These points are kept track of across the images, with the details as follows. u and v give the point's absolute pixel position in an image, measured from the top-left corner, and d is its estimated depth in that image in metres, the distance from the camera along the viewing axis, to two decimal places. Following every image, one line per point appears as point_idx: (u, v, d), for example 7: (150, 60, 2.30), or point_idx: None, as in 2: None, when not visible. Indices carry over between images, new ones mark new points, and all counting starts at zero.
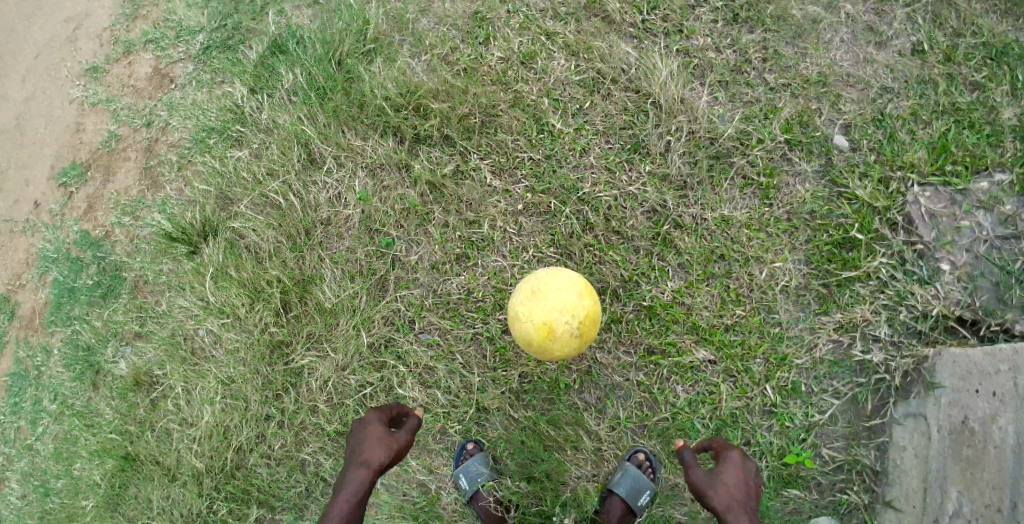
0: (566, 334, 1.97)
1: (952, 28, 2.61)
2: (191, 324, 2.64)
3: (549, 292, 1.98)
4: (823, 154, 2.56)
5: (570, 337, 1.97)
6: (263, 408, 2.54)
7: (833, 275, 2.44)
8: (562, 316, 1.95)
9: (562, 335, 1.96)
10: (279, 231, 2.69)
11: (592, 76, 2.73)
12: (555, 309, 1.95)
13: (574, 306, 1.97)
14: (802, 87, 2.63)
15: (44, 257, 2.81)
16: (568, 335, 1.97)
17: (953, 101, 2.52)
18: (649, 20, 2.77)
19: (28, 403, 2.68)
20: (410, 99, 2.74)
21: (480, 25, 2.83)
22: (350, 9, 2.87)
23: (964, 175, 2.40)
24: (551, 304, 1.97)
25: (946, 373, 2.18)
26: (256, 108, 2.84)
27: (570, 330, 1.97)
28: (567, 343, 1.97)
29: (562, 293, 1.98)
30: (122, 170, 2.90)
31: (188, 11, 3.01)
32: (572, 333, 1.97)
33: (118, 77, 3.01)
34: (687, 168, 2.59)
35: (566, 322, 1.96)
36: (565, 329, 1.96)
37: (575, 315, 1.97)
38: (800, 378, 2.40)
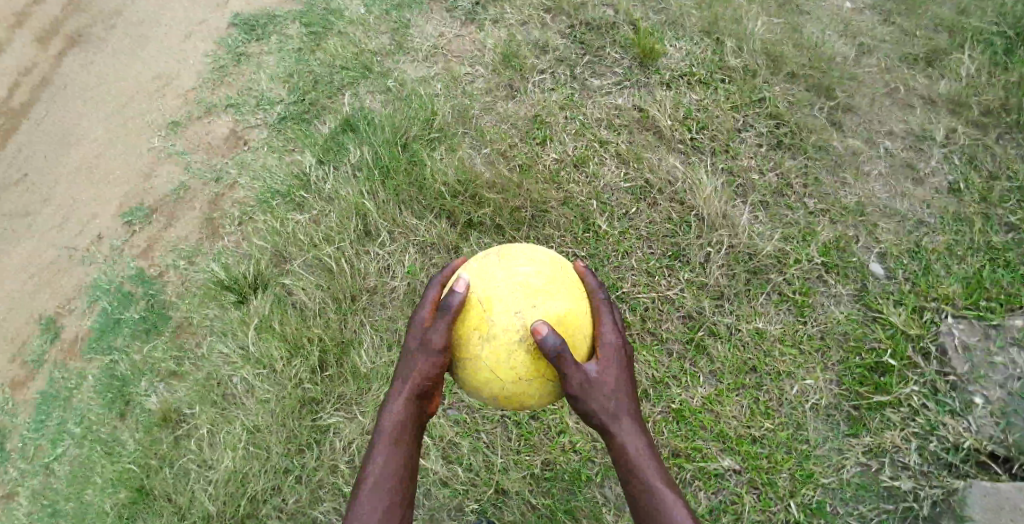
0: (511, 334, 1.78)
1: (988, 169, 2.77)
2: (227, 370, 2.70)
3: (510, 279, 1.84)
4: (858, 280, 2.65)
5: (514, 341, 1.78)
6: (283, 461, 2.54)
7: (864, 398, 2.45)
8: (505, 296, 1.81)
9: (500, 325, 1.78)
10: (326, 292, 2.80)
11: (640, 184, 2.89)
12: (502, 282, 1.84)
13: (527, 287, 1.83)
14: (841, 214, 2.76)
15: (96, 286, 2.94)
16: (511, 333, 1.77)
17: (988, 240, 2.63)
18: (697, 138, 2.97)
19: (53, 423, 2.69)
20: (467, 187, 2.92)
21: (539, 127, 3.06)
22: (421, 99, 3.13)
23: (998, 311, 2.46)
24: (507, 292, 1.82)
25: (978, 508, 2.17)
26: (321, 178, 3.04)
27: (521, 331, 1.78)
28: (502, 343, 1.78)
29: (522, 275, 1.86)
30: (186, 216, 3.09)
31: (271, 84, 3.31)
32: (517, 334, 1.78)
33: (196, 133, 3.27)
34: (724, 279, 2.68)
35: (514, 319, 1.79)
36: (511, 325, 1.78)
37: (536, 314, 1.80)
38: (826, 498, 2.35)
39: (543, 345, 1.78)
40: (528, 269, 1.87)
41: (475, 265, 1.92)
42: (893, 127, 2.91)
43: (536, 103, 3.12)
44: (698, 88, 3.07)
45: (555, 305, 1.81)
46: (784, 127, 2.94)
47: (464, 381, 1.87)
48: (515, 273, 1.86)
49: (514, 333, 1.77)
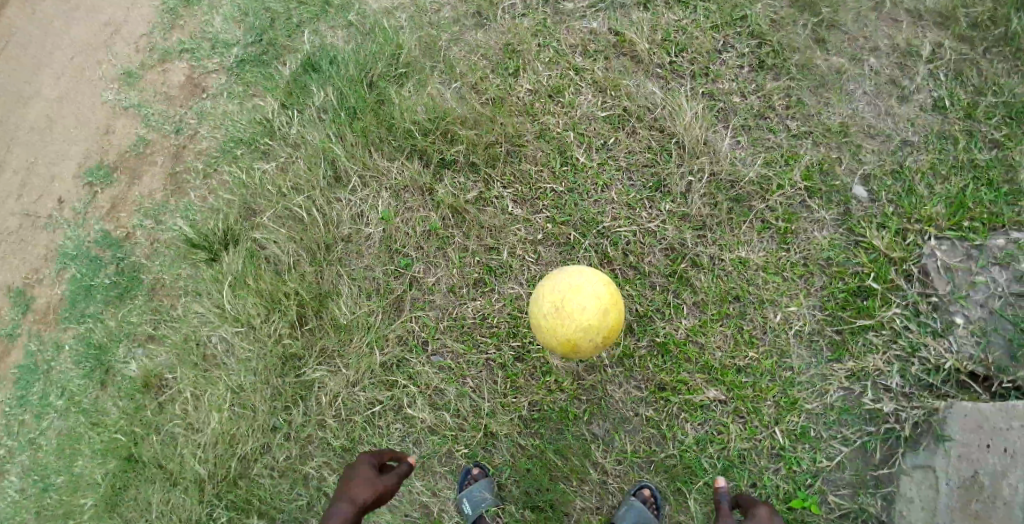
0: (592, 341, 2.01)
1: (973, 85, 2.67)
2: (206, 330, 2.65)
3: (571, 299, 1.98)
4: (842, 203, 2.60)
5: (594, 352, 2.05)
6: (270, 419, 2.54)
7: (847, 323, 2.46)
8: (587, 334, 1.99)
9: (587, 348, 2.03)
10: (299, 245, 2.72)
11: (618, 113, 2.78)
12: (579, 328, 1.98)
13: (597, 323, 1.99)
14: (824, 135, 2.68)
15: (62, 254, 2.85)
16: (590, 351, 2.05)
17: (971, 158, 2.56)
18: (676, 62, 2.83)
19: (36, 397, 2.68)
20: (438, 124, 2.79)
21: (511, 57, 2.91)
22: (386, 32, 2.94)
23: (981, 231, 2.43)
24: (582, 294, 2.00)
25: (957, 428, 2.20)
26: (285, 122, 2.89)
27: (597, 345, 2.03)
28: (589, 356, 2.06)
29: (587, 311, 1.99)
30: (149, 174, 2.95)
31: (225, 24, 3.10)
32: (594, 349, 2.04)
33: (151, 83, 3.08)
34: (707, 209, 2.62)
35: (592, 338, 2.01)
36: (591, 331, 2.00)
37: (602, 327, 2.01)
38: (811, 422, 2.40)
39: (613, 337, 2.07)
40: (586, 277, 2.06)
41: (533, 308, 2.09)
42: (879, 43, 2.78)
43: (507, 31, 2.94)
44: (677, 8, 2.90)
45: (591, 295, 2.01)
46: (766, 47, 2.81)
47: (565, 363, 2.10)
48: (574, 284, 2.03)
49: (594, 347, 2.02)
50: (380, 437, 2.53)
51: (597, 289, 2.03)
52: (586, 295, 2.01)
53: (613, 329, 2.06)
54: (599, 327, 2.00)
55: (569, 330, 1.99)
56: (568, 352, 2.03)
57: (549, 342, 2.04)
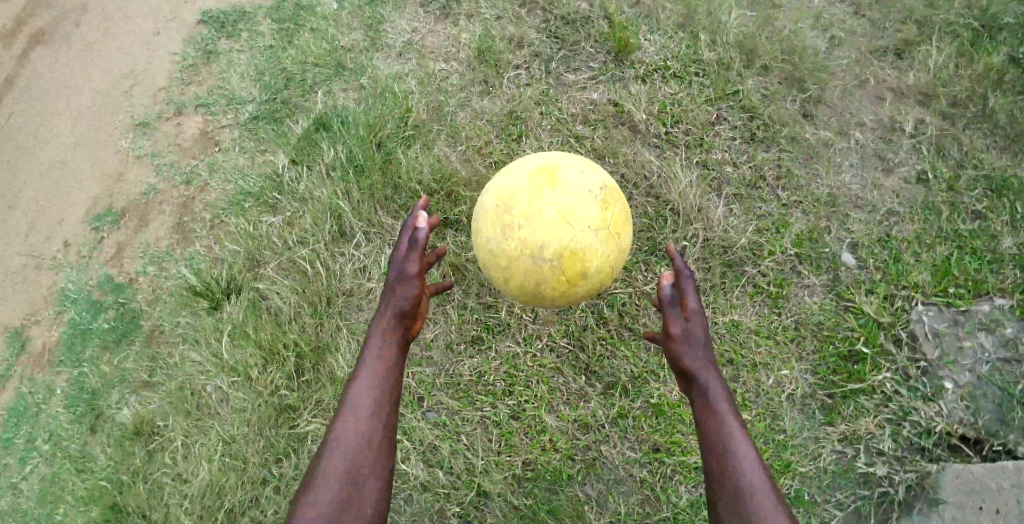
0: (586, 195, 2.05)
1: (955, 159, 2.80)
2: (201, 379, 2.65)
3: (561, 157, 2.16)
4: (831, 270, 2.67)
5: (590, 194, 2.05)
6: (260, 471, 2.51)
7: (839, 387, 2.48)
8: (571, 170, 2.09)
9: (572, 182, 2.05)
10: (301, 297, 2.76)
11: (616, 178, 2.88)
12: (570, 169, 2.09)
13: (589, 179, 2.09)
14: (813, 205, 2.78)
15: (63, 297, 2.88)
16: (580, 190, 2.04)
17: (955, 228, 2.66)
18: (672, 132, 2.97)
19: (22, 440, 2.65)
20: (443, 186, 2.90)
21: (514, 123, 3.04)
22: (396, 96, 3.09)
23: (966, 297, 2.51)
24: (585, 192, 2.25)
25: (949, 491, 2.23)
26: (295, 178, 2.99)
27: (593, 187, 2.08)
28: (575, 194, 2.03)
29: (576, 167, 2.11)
30: (156, 222, 3.03)
31: (242, 82, 3.25)
32: (589, 191, 2.06)
33: (166, 135, 3.20)
34: (700, 273, 2.69)
35: (579, 172, 2.09)
36: (583, 201, 2.03)
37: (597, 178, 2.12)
38: (804, 486, 2.38)
39: (613, 214, 2.07)
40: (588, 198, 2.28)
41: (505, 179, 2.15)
42: (864, 118, 2.94)
43: (511, 99, 3.09)
44: (672, 81, 3.06)
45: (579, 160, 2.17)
46: (757, 120, 2.96)
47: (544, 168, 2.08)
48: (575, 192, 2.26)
49: (587, 189, 2.06)
50: None
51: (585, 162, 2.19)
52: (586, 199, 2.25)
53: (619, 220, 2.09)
54: (600, 191, 2.09)
55: (556, 169, 2.09)
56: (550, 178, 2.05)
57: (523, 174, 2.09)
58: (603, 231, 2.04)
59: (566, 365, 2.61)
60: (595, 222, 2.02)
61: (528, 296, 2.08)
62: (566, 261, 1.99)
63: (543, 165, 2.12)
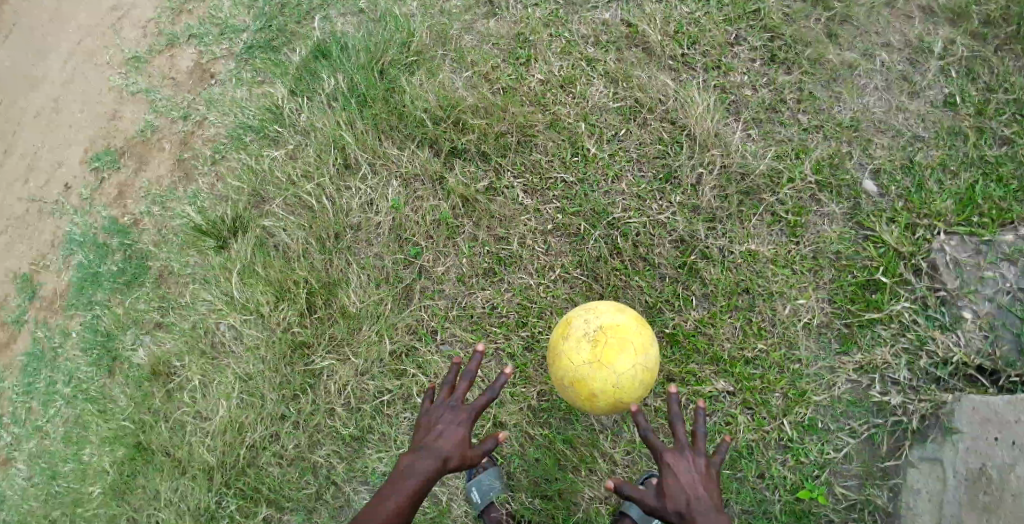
0: (590, 357, 1.97)
1: (984, 83, 2.66)
2: (213, 318, 2.63)
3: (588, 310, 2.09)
4: (852, 197, 2.60)
5: (582, 335, 2.01)
6: (279, 408, 2.54)
7: (856, 316, 2.46)
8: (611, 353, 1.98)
9: (578, 354, 1.98)
10: (309, 233, 2.70)
11: (629, 104, 2.76)
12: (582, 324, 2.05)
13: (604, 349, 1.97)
14: (836, 130, 2.67)
15: (70, 240, 2.84)
16: (588, 355, 1.97)
17: (982, 154, 2.57)
18: (688, 54, 2.82)
19: (43, 384, 2.67)
20: (449, 112, 2.78)
21: (522, 46, 2.89)
22: (397, 19, 2.93)
23: (990, 226, 2.44)
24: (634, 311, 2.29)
25: (964, 421, 2.20)
26: (295, 109, 2.88)
27: (590, 326, 2.02)
28: (578, 339, 2.00)
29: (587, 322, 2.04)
30: (156, 161, 2.94)
31: (235, 9, 3.07)
32: (582, 331, 2.02)
33: (159, 68, 3.06)
34: (717, 201, 2.62)
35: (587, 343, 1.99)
36: (595, 378, 1.96)
37: (600, 316, 2.05)
38: (817, 415, 2.40)
39: (602, 343, 1.97)
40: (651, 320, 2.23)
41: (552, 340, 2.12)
42: (891, 39, 2.77)
43: (519, 20, 2.92)
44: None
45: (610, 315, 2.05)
46: (779, 41, 2.80)
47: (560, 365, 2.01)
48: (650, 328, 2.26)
49: (585, 330, 2.01)
50: (390, 425, 2.53)
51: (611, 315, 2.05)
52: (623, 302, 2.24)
53: (614, 327, 2.02)
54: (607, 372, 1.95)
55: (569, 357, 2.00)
56: (562, 330, 2.08)
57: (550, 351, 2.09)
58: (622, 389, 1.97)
59: (579, 295, 2.57)
60: (607, 401, 1.98)
61: None
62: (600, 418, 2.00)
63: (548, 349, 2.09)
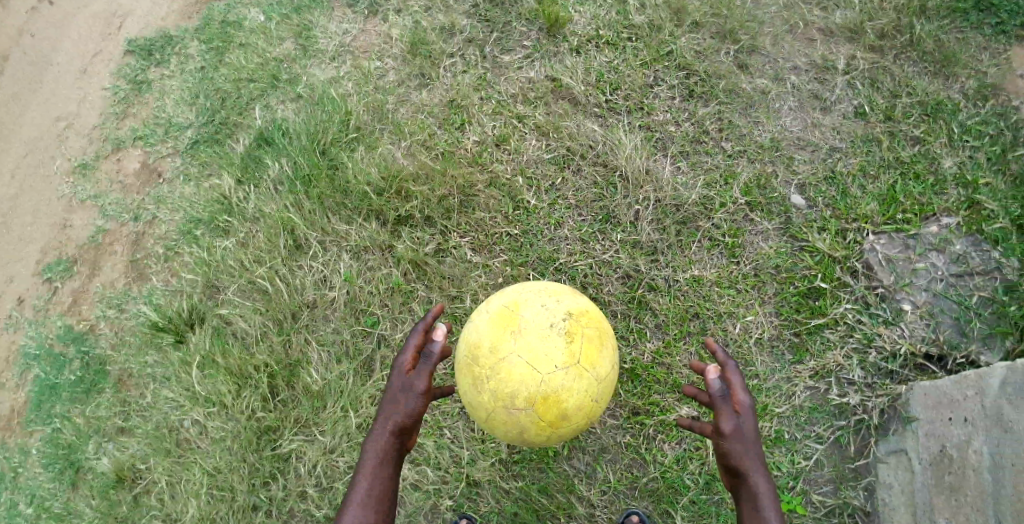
0: (573, 380, 1.79)
1: (888, 89, 2.85)
2: (176, 415, 2.62)
3: (532, 314, 1.85)
4: (783, 213, 2.71)
5: (550, 328, 1.82)
6: (250, 498, 2.50)
7: (803, 324, 2.54)
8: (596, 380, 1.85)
9: (573, 389, 1.79)
10: (266, 316, 2.72)
11: (561, 153, 2.88)
12: (556, 346, 1.79)
13: (591, 382, 1.82)
14: (757, 153, 2.82)
15: (25, 355, 2.81)
16: (586, 389, 1.81)
17: (897, 156, 2.72)
18: (612, 100, 2.97)
19: (5, 505, 2.59)
20: (391, 183, 2.86)
21: (455, 112, 3.02)
22: (333, 101, 3.03)
23: (914, 221, 2.57)
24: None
25: (919, 408, 2.26)
26: (243, 198, 2.93)
27: (556, 317, 1.84)
28: (544, 336, 1.80)
29: (559, 335, 1.81)
30: (109, 264, 2.95)
31: (178, 108, 3.18)
32: (549, 322, 1.83)
33: (106, 173, 3.12)
34: (656, 234, 2.71)
35: (571, 369, 1.79)
36: (586, 401, 1.82)
37: (563, 303, 1.89)
38: (783, 427, 2.44)
39: (577, 337, 1.83)
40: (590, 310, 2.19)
41: (506, 361, 1.80)
42: (797, 61, 2.97)
43: (450, 89, 3.07)
44: (606, 49, 3.06)
45: (562, 312, 1.87)
46: (694, 77, 2.98)
47: (537, 392, 1.77)
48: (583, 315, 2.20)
49: (551, 322, 1.83)
50: None
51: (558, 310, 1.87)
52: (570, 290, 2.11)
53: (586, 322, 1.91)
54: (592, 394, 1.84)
55: (556, 389, 1.77)
56: (510, 322, 1.84)
57: (517, 376, 1.78)
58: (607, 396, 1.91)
59: None
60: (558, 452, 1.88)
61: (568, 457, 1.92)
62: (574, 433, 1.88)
63: (511, 375, 1.78)
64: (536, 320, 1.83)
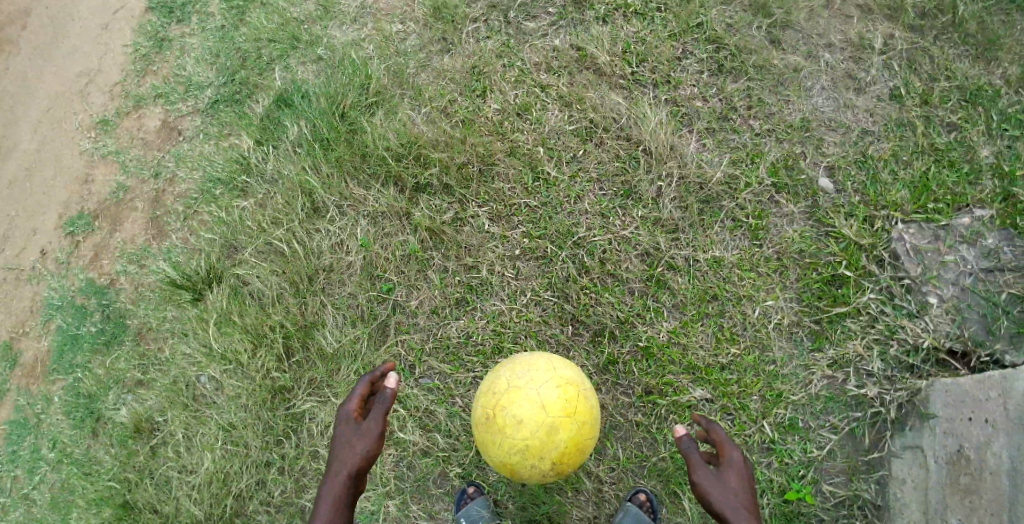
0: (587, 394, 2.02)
1: (926, 72, 2.75)
2: (193, 371, 2.65)
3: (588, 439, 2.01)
4: (809, 196, 2.65)
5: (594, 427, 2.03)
6: (263, 454, 2.54)
7: (825, 312, 2.49)
8: (580, 413, 1.96)
9: (587, 394, 2.02)
10: (283, 277, 2.72)
11: (584, 125, 2.82)
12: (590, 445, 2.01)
13: (573, 393, 1.97)
14: (786, 133, 2.74)
15: (48, 305, 2.86)
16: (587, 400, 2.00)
17: (931, 142, 2.63)
18: (638, 72, 2.89)
19: (28, 450, 2.66)
20: (410, 149, 2.83)
21: (477, 79, 2.96)
22: (354, 63, 2.99)
23: (946, 211, 2.50)
24: (520, 411, 1.90)
25: (940, 404, 2.22)
26: (261, 159, 2.92)
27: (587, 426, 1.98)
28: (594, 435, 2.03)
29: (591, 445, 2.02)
30: (129, 220, 2.97)
31: (197, 67, 3.15)
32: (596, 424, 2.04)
33: (128, 130, 3.12)
34: (678, 212, 2.67)
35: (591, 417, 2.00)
36: (576, 380, 2.02)
37: (574, 417, 1.94)
38: (798, 414, 2.43)
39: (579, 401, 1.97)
40: (535, 389, 1.93)
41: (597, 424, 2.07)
42: (832, 39, 2.86)
43: (472, 54, 3.00)
44: (635, 20, 2.97)
45: (581, 432, 1.95)
46: (723, 51, 2.88)
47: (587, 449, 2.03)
48: (529, 381, 1.95)
49: (589, 425, 1.99)
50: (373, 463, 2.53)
51: (587, 437, 1.99)
52: (528, 427, 1.89)
53: (562, 454, 1.93)
54: (553, 375, 1.98)
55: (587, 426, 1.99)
56: (584, 452, 2.00)
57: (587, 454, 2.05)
58: (547, 381, 1.95)
59: (552, 317, 2.60)
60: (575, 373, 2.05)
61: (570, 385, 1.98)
62: (568, 392, 1.96)
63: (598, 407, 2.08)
64: (585, 443, 1.98)
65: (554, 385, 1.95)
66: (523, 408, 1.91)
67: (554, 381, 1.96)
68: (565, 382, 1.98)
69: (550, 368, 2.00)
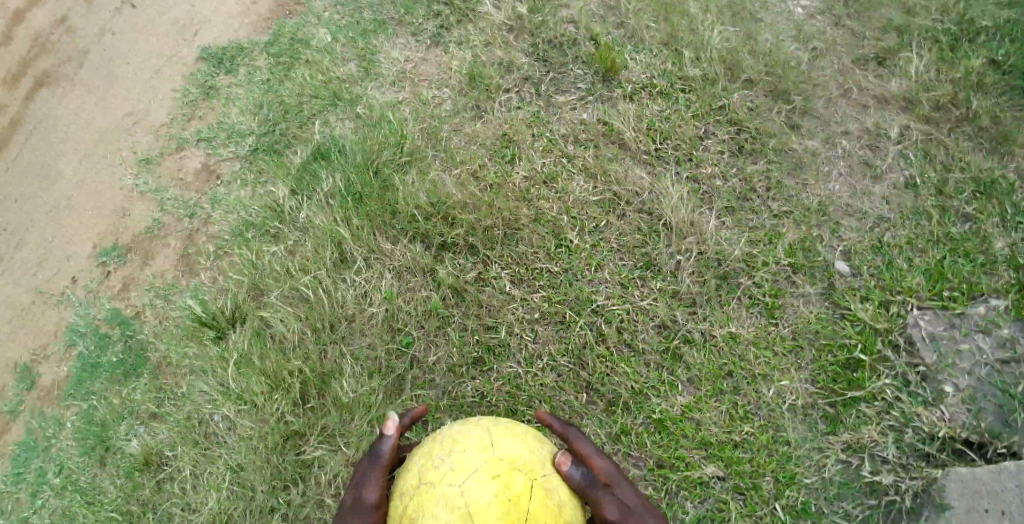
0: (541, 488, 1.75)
1: (941, 163, 2.84)
2: (207, 409, 2.67)
3: None
4: (826, 278, 2.69)
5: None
6: (269, 499, 2.51)
7: (839, 395, 2.49)
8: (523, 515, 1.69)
9: (540, 488, 1.75)
10: (305, 322, 2.78)
11: (607, 197, 2.92)
12: None
13: (510, 488, 1.71)
14: (804, 215, 2.81)
15: (72, 331, 2.92)
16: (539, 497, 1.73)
17: (947, 231, 2.69)
18: (661, 148, 3.02)
19: (33, 473, 2.65)
20: (439, 208, 2.94)
21: (507, 146, 3.10)
22: (391, 124, 3.15)
23: (961, 300, 2.53)
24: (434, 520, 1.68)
25: (955, 494, 2.18)
26: (295, 207, 3.04)
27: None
28: None
29: None
30: (161, 255, 3.08)
31: (241, 115, 3.33)
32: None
33: (168, 169, 3.28)
34: (696, 286, 2.71)
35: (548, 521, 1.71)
36: (523, 470, 1.76)
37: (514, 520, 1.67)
38: (811, 497, 2.36)
39: (520, 498, 1.70)
40: (453, 490, 1.70)
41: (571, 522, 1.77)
42: (850, 127, 2.98)
43: (503, 123, 3.15)
44: (659, 99, 3.13)
45: None
46: (744, 133, 3.01)
47: None
48: (448, 479, 1.73)
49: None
50: None
51: None
52: None
53: None
54: (488, 467, 1.75)
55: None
56: None
57: None
58: (476, 475, 1.72)
59: (568, 383, 2.61)
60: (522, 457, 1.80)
61: (512, 472, 1.75)
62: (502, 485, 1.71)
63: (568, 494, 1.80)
64: None
65: (484, 477, 1.72)
66: (440, 515, 1.68)
67: (487, 475, 1.73)
68: (503, 472, 1.74)
69: (479, 452, 1.78)
